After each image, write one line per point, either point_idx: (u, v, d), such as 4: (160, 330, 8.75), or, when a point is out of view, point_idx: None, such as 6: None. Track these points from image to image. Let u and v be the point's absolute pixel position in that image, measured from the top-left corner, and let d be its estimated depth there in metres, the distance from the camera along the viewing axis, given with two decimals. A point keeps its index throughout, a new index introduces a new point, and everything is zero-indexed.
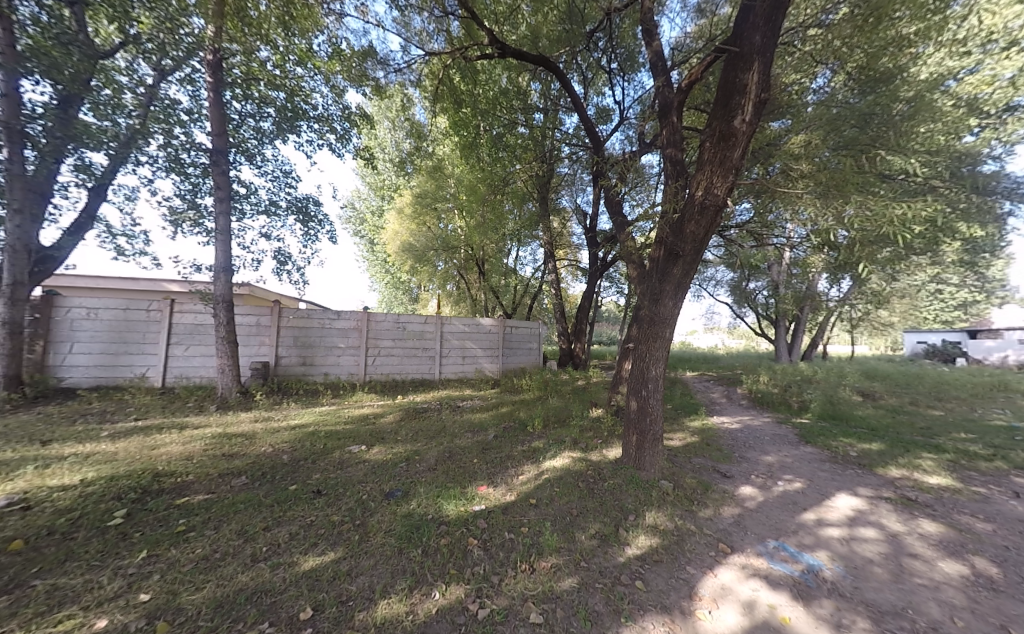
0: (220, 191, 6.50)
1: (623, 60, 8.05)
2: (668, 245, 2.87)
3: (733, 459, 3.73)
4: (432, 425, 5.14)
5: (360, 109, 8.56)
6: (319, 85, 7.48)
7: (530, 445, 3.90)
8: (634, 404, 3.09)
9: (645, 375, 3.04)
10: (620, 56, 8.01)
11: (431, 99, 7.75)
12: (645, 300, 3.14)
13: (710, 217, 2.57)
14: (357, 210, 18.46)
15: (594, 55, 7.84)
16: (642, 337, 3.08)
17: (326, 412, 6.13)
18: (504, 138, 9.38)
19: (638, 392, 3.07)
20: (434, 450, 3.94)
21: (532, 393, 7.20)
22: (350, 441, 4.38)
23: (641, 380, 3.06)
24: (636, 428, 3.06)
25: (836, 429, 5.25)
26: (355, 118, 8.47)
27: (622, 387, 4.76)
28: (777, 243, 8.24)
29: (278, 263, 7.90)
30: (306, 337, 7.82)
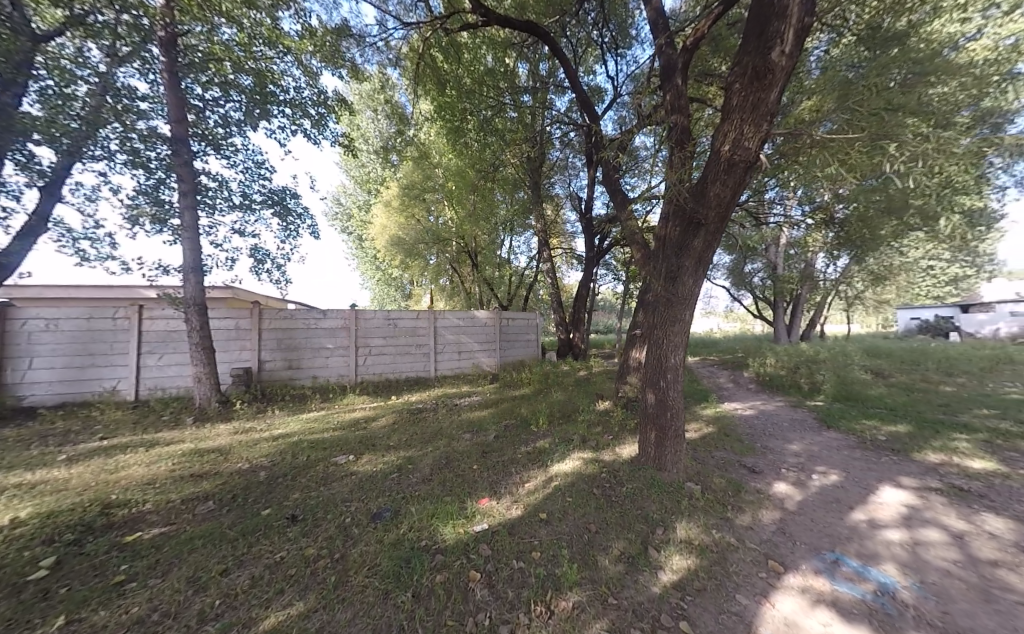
0: (183, 184, 6.06)
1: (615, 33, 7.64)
2: (688, 213, 2.50)
3: (756, 451, 3.39)
4: (428, 427, 4.79)
5: (338, 94, 8.04)
6: (289, 66, 6.92)
7: (535, 445, 3.56)
8: (651, 397, 2.73)
9: (663, 364, 2.69)
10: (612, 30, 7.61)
11: (412, 82, 7.29)
12: (659, 280, 2.77)
13: (738, 175, 2.23)
14: (344, 206, 17.87)
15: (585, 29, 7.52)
16: (658, 322, 2.72)
17: (313, 418, 5.73)
18: (492, 122, 8.87)
19: (654, 384, 2.72)
20: (429, 457, 3.57)
21: (533, 387, 6.86)
22: (337, 450, 4.00)
23: (657, 370, 2.71)
24: (654, 423, 2.70)
25: (856, 411, 4.95)
26: (332, 103, 7.92)
27: (630, 378, 4.43)
28: (777, 221, 7.90)
29: (255, 262, 7.41)
30: (291, 338, 7.38)
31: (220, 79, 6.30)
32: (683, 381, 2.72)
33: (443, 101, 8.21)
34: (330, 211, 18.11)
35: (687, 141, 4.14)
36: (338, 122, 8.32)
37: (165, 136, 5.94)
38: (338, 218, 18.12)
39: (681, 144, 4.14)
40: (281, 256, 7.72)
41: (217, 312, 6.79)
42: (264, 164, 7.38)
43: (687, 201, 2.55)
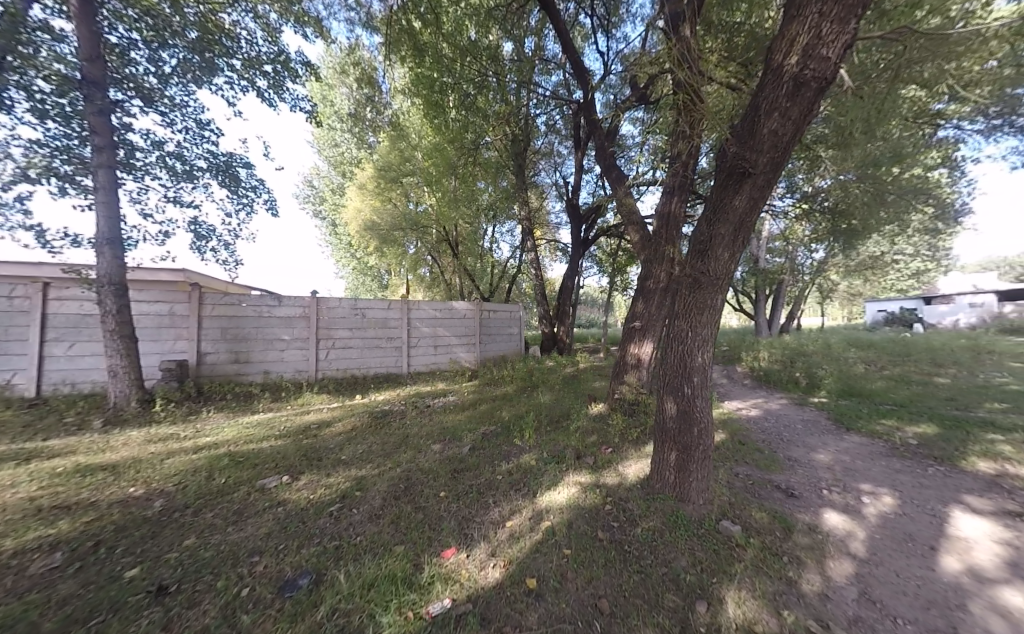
0: (97, 138, 4.93)
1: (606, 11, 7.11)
2: (728, 163, 1.83)
3: (782, 463, 2.83)
4: (393, 435, 4.05)
5: (306, 64, 7.10)
6: (243, 14, 5.87)
7: (517, 463, 2.88)
8: (671, 409, 2.07)
9: (685, 368, 2.03)
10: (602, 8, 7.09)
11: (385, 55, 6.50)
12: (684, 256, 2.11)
13: (807, 103, 1.58)
14: (316, 190, 16.65)
15: (571, 6, 7.03)
16: (681, 311, 2.07)
17: (257, 423, 4.85)
18: (474, 99, 8.07)
19: (674, 392, 2.06)
20: (384, 480, 2.83)
21: (516, 385, 6.21)
22: (270, 468, 3.20)
23: (677, 374, 2.05)
24: (674, 443, 2.05)
25: (868, 408, 4.50)
26: (295, 67, 6.84)
27: (628, 377, 3.82)
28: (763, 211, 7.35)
29: (194, 241, 6.36)
30: (238, 329, 6.40)
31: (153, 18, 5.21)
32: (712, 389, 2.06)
33: (419, 72, 7.31)
34: (301, 195, 16.86)
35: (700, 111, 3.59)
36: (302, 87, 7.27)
37: (76, 78, 4.80)
38: (310, 202, 16.87)
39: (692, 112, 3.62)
40: (227, 234, 6.69)
41: (145, 295, 5.76)
42: (209, 126, 6.31)
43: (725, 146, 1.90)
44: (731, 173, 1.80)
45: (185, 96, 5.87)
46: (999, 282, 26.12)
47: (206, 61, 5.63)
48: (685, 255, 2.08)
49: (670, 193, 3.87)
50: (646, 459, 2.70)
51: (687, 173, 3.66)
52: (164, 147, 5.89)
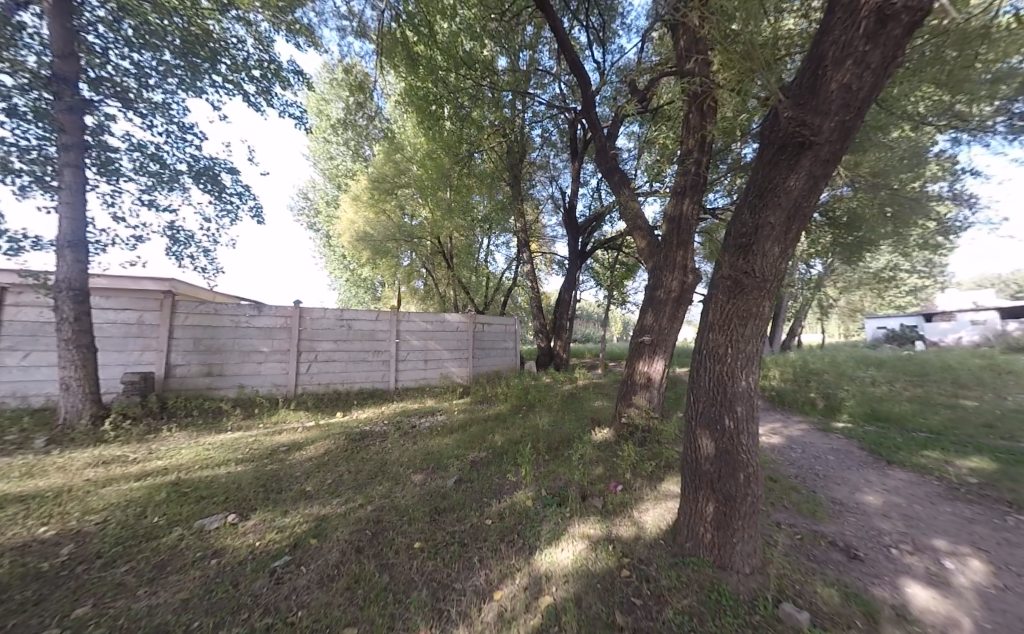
0: (65, 137, 4.55)
1: (598, 29, 7.08)
2: (779, 133, 1.46)
3: (828, 506, 2.38)
4: (369, 462, 3.55)
5: (301, 76, 6.92)
6: (234, 24, 5.72)
7: (511, 505, 2.41)
8: (708, 446, 1.64)
9: (725, 394, 1.62)
10: (595, 25, 7.07)
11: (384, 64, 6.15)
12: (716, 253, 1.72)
13: (892, 45, 1.21)
14: (311, 201, 16.44)
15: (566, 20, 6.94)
16: (716, 322, 1.66)
17: (221, 444, 4.33)
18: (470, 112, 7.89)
19: (711, 424, 1.63)
20: (350, 523, 2.34)
21: (510, 404, 5.75)
22: (220, 501, 2.70)
23: (715, 403, 1.63)
24: (713, 492, 1.61)
25: (902, 436, 4.06)
26: (287, 76, 6.52)
27: (637, 399, 3.37)
28: None
29: (171, 245, 5.97)
30: (213, 339, 5.93)
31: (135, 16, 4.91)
32: (758, 421, 1.63)
33: (412, 83, 7.11)
34: (295, 208, 16.64)
35: (708, 113, 3.36)
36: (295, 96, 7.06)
37: (47, 75, 4.43)
38: (304, 213, 16.60)
39: (701, 115, 3.37)
40: (207, 239, 6.30)
41: (111, 302, 5.32)
42: (193, 128, 6.00)
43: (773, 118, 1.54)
44: (786, 144, 1.42)
45: (168, 97, 5.55)
46: (996, 300, 26.09)
47: (193, 64, 5.37)
48: (719, 253, 1.68)
49: (680, 194, 3.41)
50: (667, 505, 2.24)
51: (699, 172, 3.29)
52: (142, 148, 5.55)
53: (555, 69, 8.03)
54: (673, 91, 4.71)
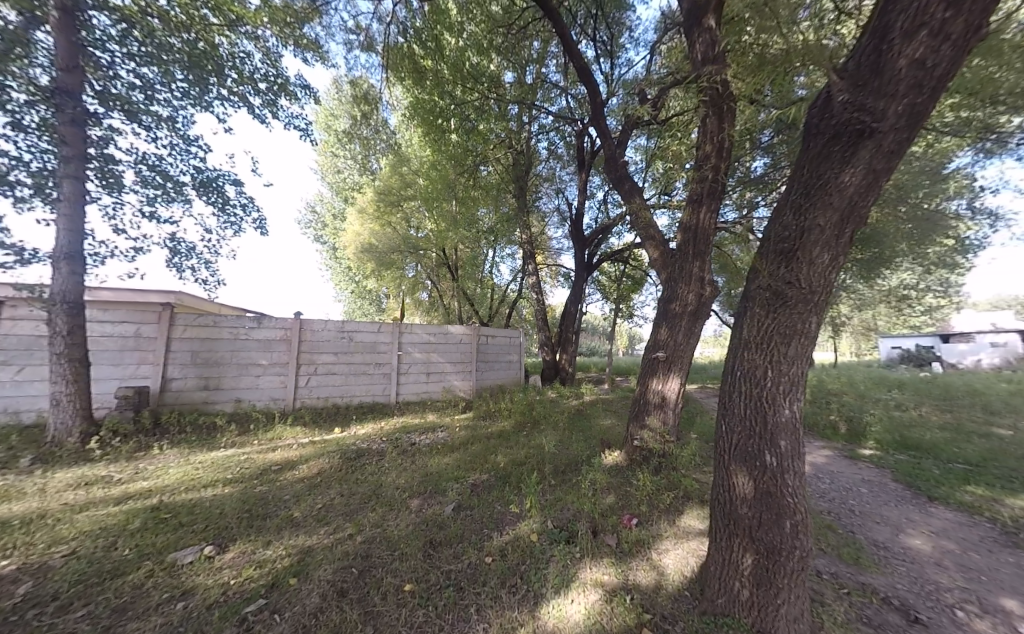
0: (67, 149, 4.57)
1: (605, 43, 7.07)
2: (835, 120, 1.33)
3: (872, 553, 2.13)
4: (363, 484, 3.33)
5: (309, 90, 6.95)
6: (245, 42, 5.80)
7: (516, 539, 2.18)
8: (745, 485, 1.46)
9: (764, 425, 1.44)
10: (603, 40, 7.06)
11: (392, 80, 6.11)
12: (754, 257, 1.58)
13: (977, 12, 1.09)
14: (319, 214, 16.57)
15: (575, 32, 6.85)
16: (753, 339, 1.49)
17: (212, 462, 4.15)
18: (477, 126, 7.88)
19: (749, 460, 1.45)
20: (335, 558, 2.12)
21: (513, 421, 5.52)
22: (200, 528, 2.50)
23: (752, 436, 1.45)
24: (751, 541, 1.41)
25: (938, 468, 3.77)
26: (294, 90, 6.54)
27: (651, 420, 3.13)
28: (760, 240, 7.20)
29: (171, 257, 5.91)
30: (212, 351, 5.81)
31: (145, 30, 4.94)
32: (805, 460, 1.44)
33: (420, 96, 7.14)
34: (303, 220, 16.77)
35: (726, 114, 3.19)
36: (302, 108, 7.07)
37: (49, 87, 4.44)
38: (312, 225, 16.71)
39: (719, 117, 3.20)
40: (208, 250, 6.25)
41: (109, 315, 5.19)
42: (197, 141, 6.03)
43: (823, 106, 1.41)
44: (841, 132, 1.30)
45: (175, 111, 5.59)
46: (1014, 321, 25.43)
47: (200, 77, 5.39)
48: (757, 259, 1.54)
49: (696, 201, 3.21)
50: (690, 546, 2.01)
51: (717, 178, 3.11)
52: (145, 160, 5.56)
53: (562, 84, 8.06)
54: (682, 100, 4.60)
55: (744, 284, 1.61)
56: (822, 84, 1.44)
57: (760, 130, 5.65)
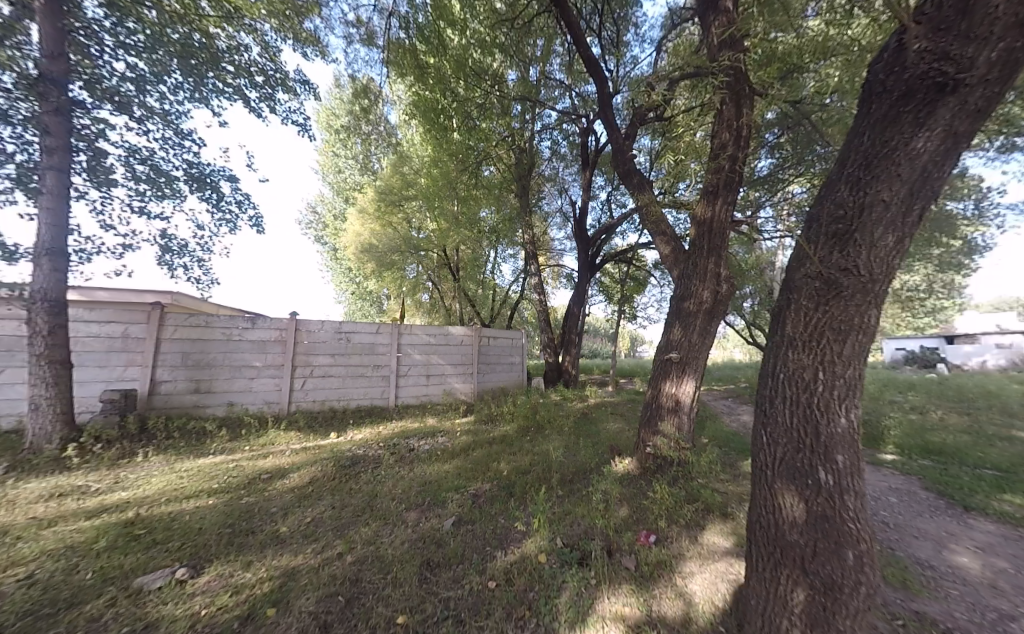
0: (49, 139, 4.32)
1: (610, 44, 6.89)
2: (908, 80, 1.30)
3: (918, 575, 1.92)
4: (358, 495, 3.12)
5: (309, 86, 6.73)
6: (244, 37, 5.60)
7: (524, 560, 1.96)
8: (795, 507, 1.43)
9: (815, 438, 1.43)
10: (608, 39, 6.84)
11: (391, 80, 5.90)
12: (803, 239, 1.56)
13: None
14: (320, 216, 16.41)
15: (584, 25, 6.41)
16: (801, 337, 1.49)
17: (199, 470, 3.93)
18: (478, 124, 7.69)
19: (799, 479, 1.43)
20: (321, 584, 1.91)
21: (517, 424, 5.30)
22: (177, 546, 2.30)
23: (801, 451, 1.45)
24: (804, 575, 1.35)
25: (968, 474, 3.54)
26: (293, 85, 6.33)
27: (664, 426, 2.90)
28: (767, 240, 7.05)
29: (162, 254, 5.71)
30: (203, 353, 5.60)
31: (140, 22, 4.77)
32: (862, 479, 1.41)
33: (422, 94, 6.98)
34: (303, 222, 16.57)
35: (743, 100, 2.99)
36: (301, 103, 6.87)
37: (34, 76, 4.26)
38: (312, 227, 16.54)
39: (737, 102, 2.99)
40: (201, 248, 6.05)
41: (95, 315, 4.94)
42: (192, 135, 5.84)
43: (896, 54, 1.36)
44: (918, 87, 1.26)
45: (169, 105, 5.38)
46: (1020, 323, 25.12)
47: (195, 69, 5.20)
48: (808, 244, 1.52)
49: (711, 193, 3.00)
50: (719, 570, 1.80)
51: (734, 167, 2.90)
52: (137, 154, 5.38)
53: (564, 82, 7.89)
54: (693, 93, 4.42)
55: (790, 272, 1.60)
56: (896, 28, 1.38)
57: (770, 125, 5.47)
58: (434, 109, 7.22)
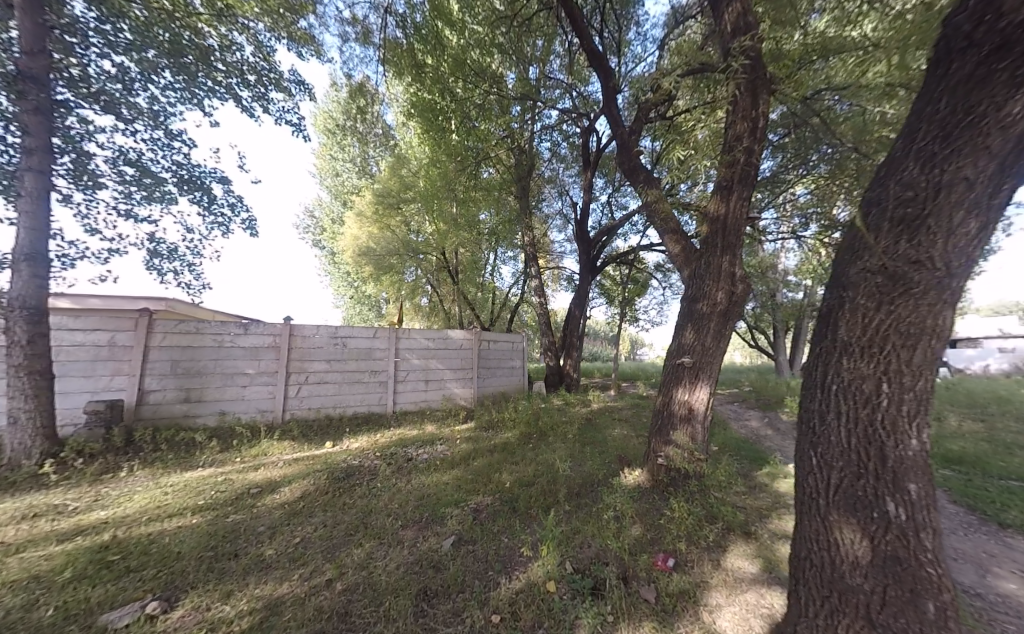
0: (30, 139, 4.16)
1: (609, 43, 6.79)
2: (999, 38, 1.22)
3: (965, 606, 1.75)
4: (352, 512, 2.92)
5: (303, 86, 6.60)
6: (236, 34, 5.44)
7: (533, 590, 1.78)
8: (857, 543, 1.41)
9: (880, 465, 1.41)
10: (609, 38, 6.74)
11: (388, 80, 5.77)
12: (865, 225, 1.51)
13: None
14: (317, 219, 16.25)
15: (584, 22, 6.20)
16: (860, 342, 1.46)
17: (186, 484, 3.73)
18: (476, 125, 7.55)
19: (863, 511, 1.41)
20: (307, 621, 1.72)
21: (519, 431, 5.12)
22: (150, 576, 2.12)
23: (864, 477, 1.43)
24: (871, 627, 1.34)
25: (995, 485, 3.37)
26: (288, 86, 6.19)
27: (677, 435, 2.73)
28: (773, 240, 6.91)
29: (150, 259, 5.54)
30: (194, 362, 5.41)
31: (125, 19, 4.60)
32: (938, 514, 1.36)
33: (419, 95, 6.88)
34: (301, 226, 16.40)
35: (759, 92, 2.81)
36: (296, 103, 6.74)
37: (12, 74, 4.10)
38: (310, 231, 16.38)
39: (753, 94, 2.81)
40: (191, 252, 5.88)
41: (79, 323, 4.75)
42: (181, 136, 5.68)
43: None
44: (1012, 42, 1.18)
45: (159, 105, 5.24)
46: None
47: (186, 69, 5.06)
48: (869, 231, 1.48)
49: (724, 188, 2.84)
50: (750, 607, 1.63)
51: (749, 161, 2.75)
52: (125, 155, 5.23)
53: (564, 83, 7.79)
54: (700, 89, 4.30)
55: (845, 266, 1.57)
56: None
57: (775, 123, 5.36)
58: (432, 110, 7.09)
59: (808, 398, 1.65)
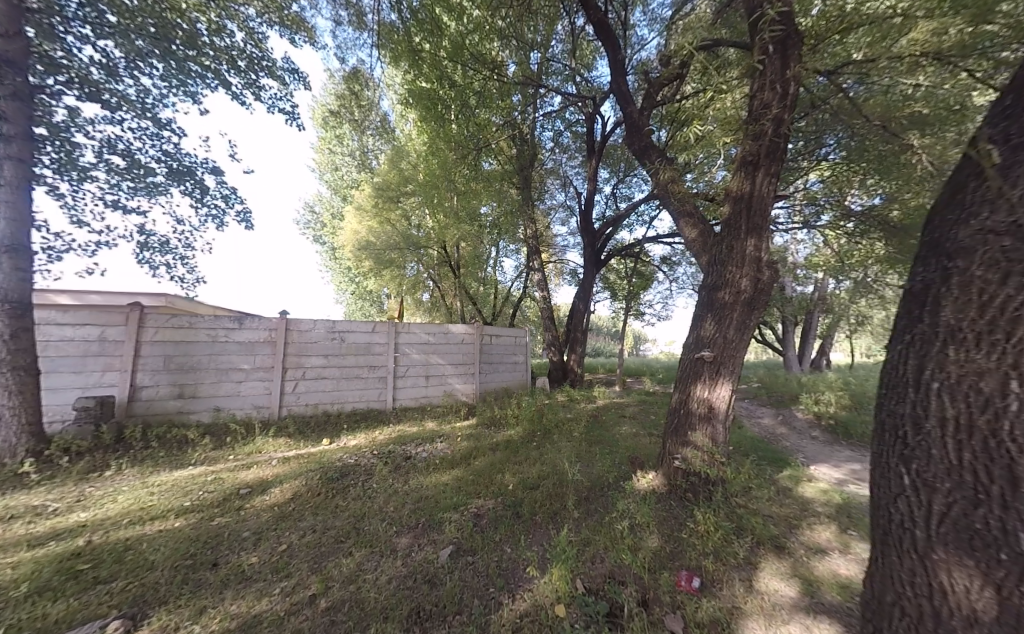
0: (6, 126, 3.95)
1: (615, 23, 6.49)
2: None
3: None
4: (343, 516, 2.72)
5: (298, 73, 6.35)
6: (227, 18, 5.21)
7: (541, 615, 1.57)
8: (976, 596, 1.04)
9: (1007, 489, 1.00)
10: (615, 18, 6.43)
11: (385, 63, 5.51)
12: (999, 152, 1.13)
13: None
14: (318, 215, 16.04)
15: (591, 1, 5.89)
16: (978, 314, 1.08)
17: (174, 484, 3.56)
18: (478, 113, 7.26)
19: (982, 551, 1.04)
20: None
21: (522, 429, 4.91)
22: (116, 590, 1.93)
23: (980, 505, 1.05)
24: None
25: None
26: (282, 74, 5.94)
27: (695, 435, 2.50)
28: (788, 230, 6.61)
29: (141, 251, 5.36)
30: (187, 356, 5.24)
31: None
32: None
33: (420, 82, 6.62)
34: (301, 222, 16.18)
35: (790, 55, 2.54)
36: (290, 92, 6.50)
37: None
38: (311, 227, 16.18)
39: (784, 57, 2.54)
40: (183, 244, 5.70)
41: (69, 317, 4.58)
42: (171, 124, 5.46)
43: None
44: None
45: (146, 91, 5.03)
46: None
47: (173, 54, 4.82)
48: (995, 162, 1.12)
49: (749, 164, 2.58)
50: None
51: (777, 133, 2.50)
52: (112, 145, 5.02)
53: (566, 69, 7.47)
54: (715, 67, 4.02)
55: (958, 220, 1.21)
56: None
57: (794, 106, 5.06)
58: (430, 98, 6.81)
59: (896, 401, 1.33)
